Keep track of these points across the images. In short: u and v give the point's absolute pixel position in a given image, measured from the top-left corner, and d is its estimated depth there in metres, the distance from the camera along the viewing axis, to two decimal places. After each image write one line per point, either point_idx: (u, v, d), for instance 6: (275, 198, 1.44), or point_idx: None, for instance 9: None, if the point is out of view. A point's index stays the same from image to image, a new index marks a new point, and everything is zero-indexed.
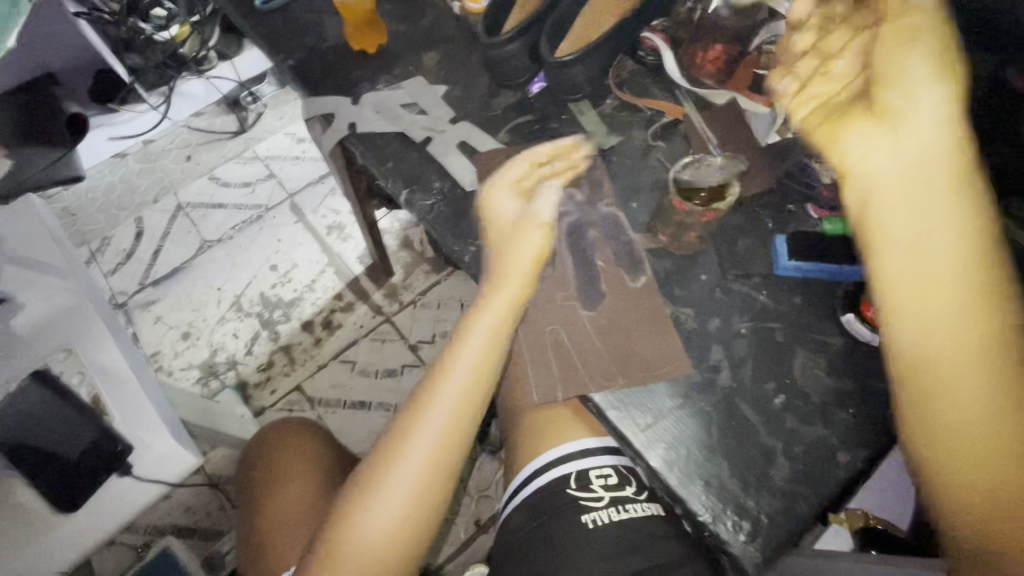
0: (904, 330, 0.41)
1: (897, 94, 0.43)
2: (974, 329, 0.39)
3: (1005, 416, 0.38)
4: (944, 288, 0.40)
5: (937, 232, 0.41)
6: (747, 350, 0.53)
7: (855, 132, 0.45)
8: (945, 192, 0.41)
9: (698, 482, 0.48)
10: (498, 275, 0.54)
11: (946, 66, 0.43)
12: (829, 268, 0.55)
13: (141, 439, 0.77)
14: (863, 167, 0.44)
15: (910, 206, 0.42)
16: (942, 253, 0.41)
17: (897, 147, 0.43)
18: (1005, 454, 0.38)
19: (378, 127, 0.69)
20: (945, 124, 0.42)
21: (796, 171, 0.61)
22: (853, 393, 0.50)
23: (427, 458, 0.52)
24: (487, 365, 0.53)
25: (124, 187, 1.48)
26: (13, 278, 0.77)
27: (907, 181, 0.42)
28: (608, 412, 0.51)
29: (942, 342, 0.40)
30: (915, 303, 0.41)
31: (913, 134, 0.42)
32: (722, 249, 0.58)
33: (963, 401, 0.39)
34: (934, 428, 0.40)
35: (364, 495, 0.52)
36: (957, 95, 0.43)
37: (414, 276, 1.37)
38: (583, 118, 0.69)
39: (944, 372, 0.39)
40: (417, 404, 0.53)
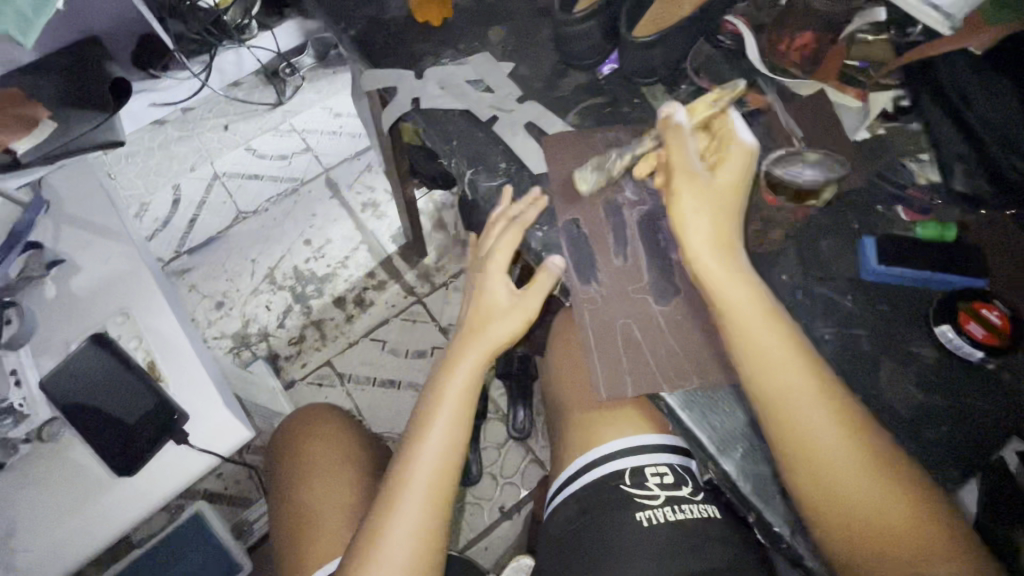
0: (766, 381, 0.46)
1: (693, 188, 0.51)
2: (812, 391, 0.45)
3: (864, 468, 0.43)
4: (771, 357, 0.46)
5: (745, 307, 0.48)
6: (829, 356, 0.51)
7: (695, 210, 0.51)
8: (734, 272, 0.49)
9: (774, 493, 0.46)
10: (472, 336, 0.58)
11: (728, 161, 0.52)
12: (920, 275, 0.52)
13: (204, 412, 0.63)
14: (698, 239, 0.50)
15: (728, 282, 0.49)
16: (756, 323, 0.47)
17: (706, 233, 0.50)
18: (874, 501, 0.43)
19: (442, 103, 0.67)
20: (723, 213, 0.51)
21: (886, 171, 0.58)
22: (943, 409, 0.48)
23: (422, 512, 0.53)
24: (465, 413, 0.56)
25: (163, 154, 1.49)
26: (65, 235, 0.71)
27: (715, 262, 0.49)
28: (681, 413, 0.49)
29: (794, 409, 0.45)
30: (763, 360, 0.47)
31: (709, 224, 0.50)
32: (806, 248, 0.55)
33: (831, 460, 0.44)
34: (820, 491, 0.43)
35: (367, 555, 0.52)
36: (740, 186, 0.52)
37: (448, 258, 1.35)
38: (655, 104, 0.66)
39: (809, 435, 0.44)
40: (404, 459, 0.55)
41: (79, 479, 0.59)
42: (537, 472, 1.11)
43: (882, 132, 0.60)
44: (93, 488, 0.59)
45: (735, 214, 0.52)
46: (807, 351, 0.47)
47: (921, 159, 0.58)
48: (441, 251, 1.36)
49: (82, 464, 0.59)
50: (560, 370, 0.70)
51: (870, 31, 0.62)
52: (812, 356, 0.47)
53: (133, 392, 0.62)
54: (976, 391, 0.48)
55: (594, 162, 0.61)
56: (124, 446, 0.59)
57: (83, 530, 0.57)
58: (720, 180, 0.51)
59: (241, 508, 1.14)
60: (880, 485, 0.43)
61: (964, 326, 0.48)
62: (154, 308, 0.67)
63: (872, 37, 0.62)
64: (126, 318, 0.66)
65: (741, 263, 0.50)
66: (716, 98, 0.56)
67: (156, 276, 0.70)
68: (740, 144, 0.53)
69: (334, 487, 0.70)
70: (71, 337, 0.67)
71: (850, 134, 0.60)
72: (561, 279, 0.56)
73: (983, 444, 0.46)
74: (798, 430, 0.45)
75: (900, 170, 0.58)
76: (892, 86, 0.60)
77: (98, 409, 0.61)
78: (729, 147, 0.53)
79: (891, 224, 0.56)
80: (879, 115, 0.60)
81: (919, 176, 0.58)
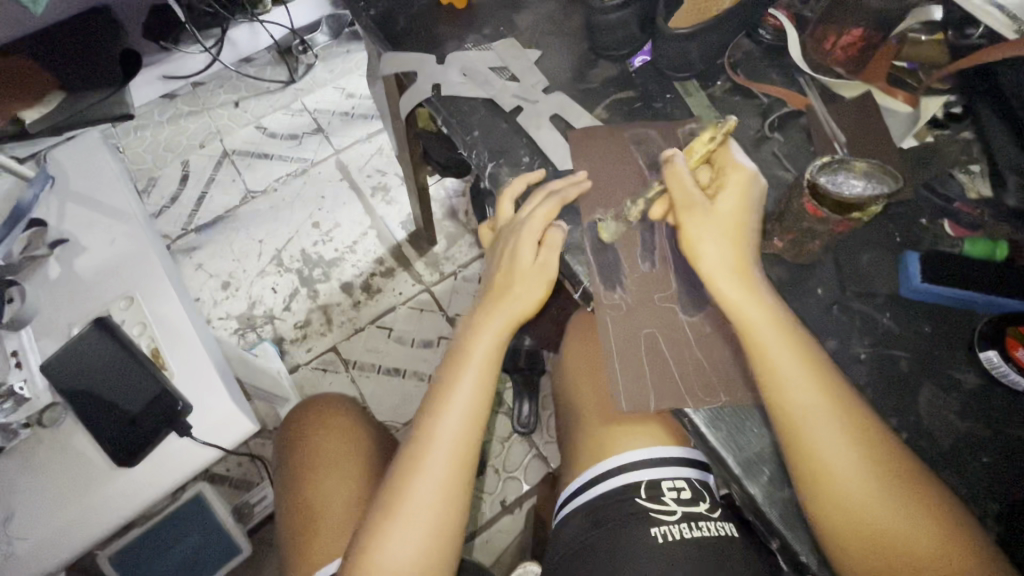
0: (788, 407, 0.44)
1: (698, 220, 0.49)
2: (826, 411, 0.43)
3: (885, 490, 0.41)
4: (786, 383, 0.44)
5: (761, 335, 0.46)
6: (865, 378, 0.48)
7: (707, 233, 0.49)
8: (751, 298, 0.47)
9: (803, 520, 0.44)
10: (496, 303, 0.55)
11: (730, 188, 0.51)
12: (966, 295, 0.49)
13: (206, 404, 0.61)
14: (712, 263, 0.48)
15: (743, 311, 0.47)
16: (771, 352, 0.45)
17: (720, 264, 0.48)
18: (899, 525, 0.41)
19: (464, 90, 0.63)
20: (736, 239, 0.49)
21: (933, 183, 0.55)
22: (986, 439, 0.45)
23: (443, 479, 0.52)
24: (487, 381, 0.55)
25: (172, 129, 1.46)
26: (68, 213, 0.69)
27: (731, 294, 0.47)
28: (705, 430, 0.46)
29: (808, 431, 0.43)
30: (784, 385, 0.45)
31: (718, 255, 0.48)
32: (844, 262, 0.52)
33: (848, 482, 0.42)
34: (837, 517, 0.41)
35: (382, 524, 0.51)
36: (747, 213, 0.50)
37: (457, 247, 1.32)
38: (690, 100, 0.62)
39: (821, 457, 0.42)
40: (425, 425, 0.54)
41: (79, 466, 0.58)
42: (540, 469, 1.09)
43: (931, 139, 0.57)
44: (93, 476, 0.58)
45: (751, 237, 0.50)
46: (821, 370, 0.45)
47: (972, 170, 0.55)
48: (451, 239, 1.33)
49: (81, 451, 0.58)
50: (577, 375, 0.68)
51: (922, 30, 0.59)
52: (828, 374, 0.45)
53: (136, 379, 0.60)
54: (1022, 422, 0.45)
55: (622, 160, 0.58)
56: (124, 437, 0.57)
57: (81, 519, 0.56)
58: (722, 208, 0.50)
59: (242, 490, 1.12)
60: (904, 507, 0.41)
61: (1012, 353, 0.46)
62: (159, 294, 0.65)
63: (924, 37, 0.59)
64: (130, 303, 0.64)
65: (762, 290, 0.48)
66: (713, 132, 0.51)
67: (162, 260, 0.68)
68: (741, 171, 0.51)
69: (340, 475, 0.69)
70: (74, 320, 0.65)
71: (896, 141, 0.57)
72: (583, 283, 0.53)
73: None
74: (813, 456, 0.43)
75: (947, 183, 0.55)
76: (945, 91, 0.56)
77: (100, 395, 0.59)
78: (730, 176, 0.51)
79: (937, 241, 0.53)
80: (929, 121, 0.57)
81: (969, 189, 0.54)
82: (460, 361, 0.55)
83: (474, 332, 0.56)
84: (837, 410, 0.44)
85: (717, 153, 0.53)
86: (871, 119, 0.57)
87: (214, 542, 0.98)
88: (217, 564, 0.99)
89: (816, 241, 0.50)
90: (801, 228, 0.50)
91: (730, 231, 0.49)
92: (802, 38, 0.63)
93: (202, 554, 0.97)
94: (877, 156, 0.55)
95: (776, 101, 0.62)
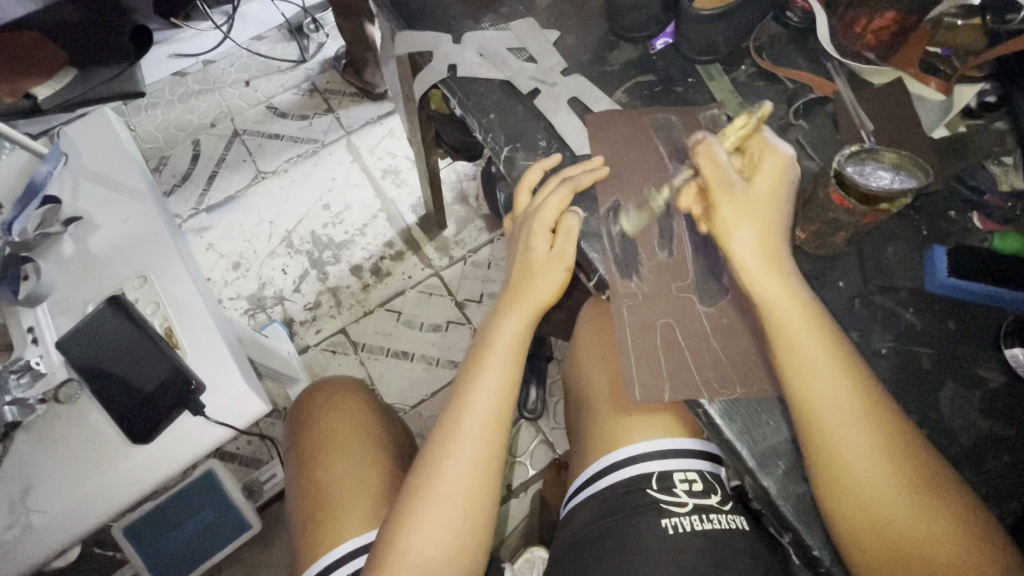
0: (805, 387, 0.43)
1: (733, 203, 0.48)
2: (844, 398, 0.43)
3: (908, 491, 0.40)
4: (808, 368, 0.43)
5: (784, 325, 0.45)
6: (886, 373, 0.47)
7: (740, 217, 0.48)
8: (782, 285, 0.46)
9: (816, 516, 0.43)
10: (520, 292, 0.55)
11: (765, 170, 0.49)
12: (995, 290, 0.48)
13: (219, 383, 0.61)
14: (738, 246, 0.47)
15: (774, 301, 0.46)
16: (791, 344, 0.44)
17: (752, 247, 0.47)
18: (919, 526, 0.40)
19: (481, 72, 0.62)
20: (771, 223, 0.48)
21: (963, 174, 0.53)
22: (1008, 439, 0.44)
23: (472, 467, 0.52)
24: (512, 369, 0.54)
25: (183, 106, 1.46)
26: (83, 192, 0.69)
27: (771, 284, 0.46)
28: (719, 422, 0.46)
29: (827, 425, 0.42)
30: (804, 364, 0.44)
31: (756, 240, 0.47)
32: (866, 254, 0.51)
33: (869, 481, 0.41)
34: (854, 513, 0.40)
35: (412, 511, 0.51)
36: (782, 195, 0.49)
37: (467, 231, 1.31)
38: (712, 85, 0.60)
39: (842, 453, 0.41)
40: (453, 412, 0.54)
41: (95, 442, 0.58)
42: (546, 454, 1.09)
43: (963, 129, 0.55)
44: (108, 452, 0.58)
45: (786, 223, 0.48)
46: (842, 364, 0.44)
47: (1004, 162, 0.53)
48: (461, 223, 1.32)
49: (96, 428, 0.59)
50: (588, 363, 0.67)
51: (959, 14, 0.57)
52: (853, 369, 0.44)
53: (150, 358, 0.60)
54: None
55: (641, 146, 0.57)
56: (139, 415, 0.58)
57: (95, 495, 0.57)
58: (757, 189, 0.48)
59: (251, 468, 1.13)
60: (926, 509, 0.40)
61: None
62: (172, 274, 0.65)
63: (960, 22, 0.57)
64: (144, 282, 0.64)
65: (791, 275, 0.47)
66: (746, 117, 0.50)
67: (174, 238, 0.68)
68: (778, 152, 0.50)
69: (355, 461, 0.69)
70: (88, 298, 0.65)
71: (929, 130, 0.55)
72: (598, 271, 0.52)
73: None
74: (833, 451, 0.42)
75: (978, 174, 0.53)
76: (981, 79, 0.55)
77: (114, 373, 0.60)
78: (766, 157, 0.49)
79: (966, 233, 0.51)
80: (962, 109, 0.56)
81: (1001, 181, 0.53)
82: (485, 350, 0.55)
83: (497, 321, 0.56)
84: (861, 406, 0.42)
85: (751, 137, 0.51)
86: (901, 105, 0.55)
87: (227, 518, 1.00)
88: (232, 537, 1.02)
89: (840, 232, 0.49)
90: (825, 218, 0.48)
91: (762, 216, 0.48)
92: (831, 22, 0.61)
93: (216, 528, 0.99)
94: (907, 143, 0.53)
95: (801, 86, 0.60)
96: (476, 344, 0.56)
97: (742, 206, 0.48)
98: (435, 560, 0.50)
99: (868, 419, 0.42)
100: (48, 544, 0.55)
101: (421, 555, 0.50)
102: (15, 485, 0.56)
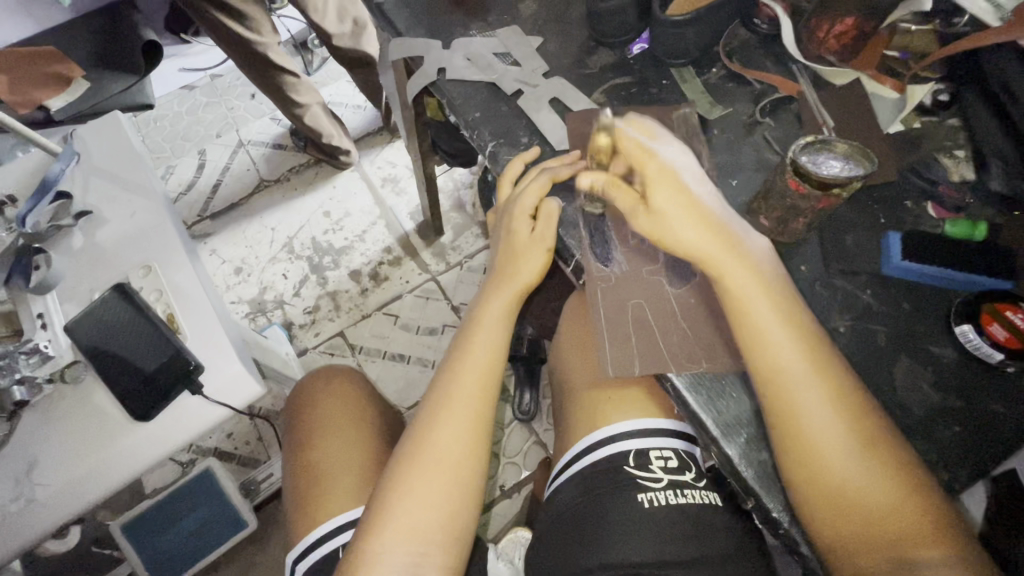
0: (771, 354, 0.45)
1: (674, 237, 0.48)
2: (804, 367, 0.45)
3: (861, 464, 0.42)
4: (767, 334, 0.46)
5: (748, 303, 0.47)
6: (845, 349, 0.50)
7: (684, 238, 0.48)
8: (734, 255, 0.47)
9: (778, 481, 0.46)
10: (506, 273, 0.59)
11: (656, 180, 0.48)
12: (945, 274, 0.51)
13: (219, 365, 0.64)
14: (707, 258, 0.47)
15: (727, 268, 0.47)
16: (755, 312, 0.46)
17: (712, 247, 0.47)
18: (876, 500, 0.42)
19: (468, 74, 0.66)
20: (703, 210, 0.48)
21: (918, 167, 0.57)
22: (960, 410, 0.47)
23: (459, 437, 0.55)
24: (499, 345, 0.58)
25: (190, 118, 1.52)
26: (96, 190, 0.74)
27: (710, 249, 0.47)
28: (686, 393, 0.48)
29: (790, 391, 0.44)
30: (769, 332, 0.46)
31: (689, 243, 0.47)
32: (828, 240, 0.54)
33: (826, 449, 0.43)
34: (806, 474, 0.43)
35: (404, 475, 0.53)
36: (683, 178, 0.49)
37: (464, 237, 1.35)
38: (685, 86, 0.64)
39: (800, 421, 0.44)
40: (443, 388, 0.57)
41: (98, 420, 0.61)
42: (539, 454, 1.11)
43: (918, 125, 0.59)
44: (111, 430, 0.61)
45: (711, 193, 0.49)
46: (807, 342, 0.46)
47: (957, 155, 0.57)
48: (458, 229, 1.36)
49: (100, 408, 0.61)
50: (570, 348, 0.69)
51: (914, 20, 0.60)
52: (815, 346, 0.46)
53: (153, 342, 0.63)
54: (995, 395, 0.47)
55: None
56: (142, 393, 0.61)
57: (97, 469, 0.59)
58: (670, 206, 0.48)
59: (249, 468, 1.14)
60: (876, 482, 0.42)
61: (986, 327, 0.47)
62: (175, 263, 0.69)
63: (916, 27, 0.60)
64: (148, 272, 0.68)
65: (745, 240, 0.49)
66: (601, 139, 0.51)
67: (179, 232, 0.72)
68: (652, 156, 0.49)
69: (348, 444, 0.72)
70: (95, 287, 0.69)
71: (884, 127, 0.59)
72: (575, 256, 0.55)
73: (1003, 448, 0.45)
74: (800, 418, 0.44)
75: (934, 167, 0.56)
76: (933, 79, 0.59)
77: (119, 354, 0.63)
78: (648, 165, 0.49)
79: (919, 221, 0.55)
80: (916, 107, 0.59)
81: (953, 173, 0.56)
82: (475, 327, 0.59)
83: (486, 300, 0.59)
84: (819, 372, 0.45)
85: (620, 145, 0.50)
86: (858, 106, 0.59)
87: (225, 516, 1.02)
88: (227, 538, 1.02)
89: (799, 218, 0.52)
90: (784, 205, 0.52)
91: (684, 226, 0.47)
92: (797, 27, 0.64)
93: (214, 524, 1.02)
94: (862, 139, 0.57)
95: (769, 87, 0.63)
96: (466, 325, 0.60)
97: (681, 229, 0.48)
98: (425, 529, 0.52)
99: (830, 393, 0.44)
100: (52, 516, 0.58)
101: (411, 521, 0.52)
102: (22, 460, 0.59)
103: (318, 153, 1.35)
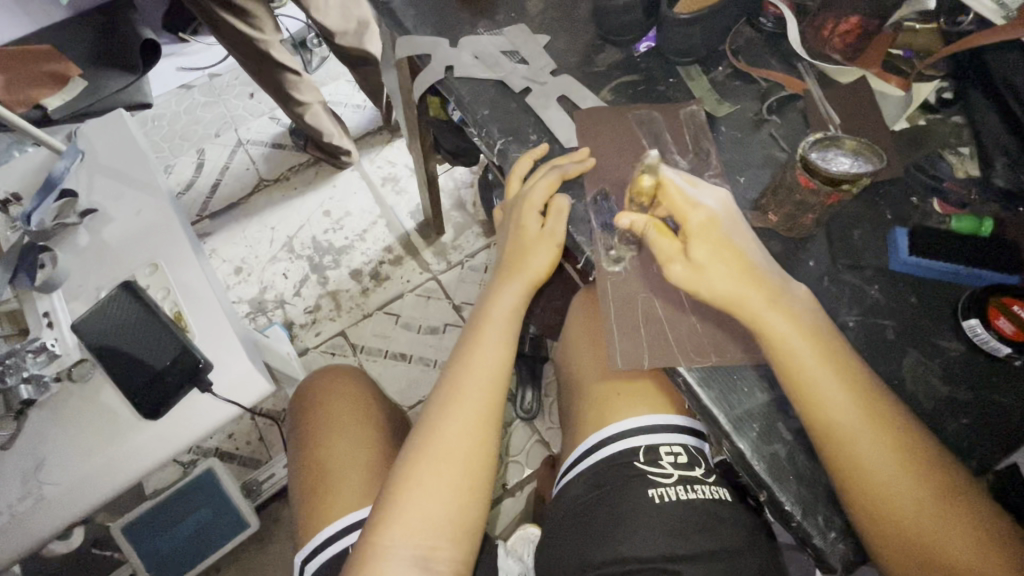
0: (802, 363, 0.45)
1: (708, 279, 0.47)
2: (826, 369, 0.45)
3: (894, 459, 0.43)
4: (787, 340, 0.46)
5: (774, 316, 0.46)
6: (853, 344, 0.50)
7: (720, 281, 0.47)
8: (767, 281, 0.48)
9: (790, 474, 0.46)
10: (516, 268, 0.59)
11: (696, 230, 0.49)
12: (951, 269, 0.52)
13: (227, 363, 0.64)
14: (743, 302, 0.47)
15: (764, 284, 0.47)
16: (774, 320, 0.46)
17: (755, 295, 0.47)
18: (902, 492, 0.42)
19: (475, 72, 0.66)
20: (746, 263, 0.48)
21: (923, 163, 0.58)
22: (969, 403, 0.47)
23: (470, 431, 0.55)
24: (508, 339, 0.59)
25: (188, 118, 1.51)
26: (100, 188, 0.73)
27: (744, 293, 0.47)
28: (697, 388, 0.49)
29: (817, 394, 0.45)
30: (798, 342, 0.46)
31: (723, 292, 0.47)
32: (836, 237, 0.55)
33: (861, 448, 0.43)
34: (849, 474, 0.43)
35: (413, 470, 0.53)
36: (727, 231, 0.49)
37: (465, 236, 1.35)
38: (691, 84, 0.65)
39: (833, 422, 0.44)
40: (453, 383, 0.57)
41: (105, 419, 0.61)
42: (541, 453, 1.12)
43: (922, 122, 0.59)
44: (119, 429, 0.61)
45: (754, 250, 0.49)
46: (821, 342, 0.46)
47: (961, 152, 0.58)
48: (459, 229, 1.36)
49: (108, 406, 0.61)
50: (577, 344, 0.69)
51: (918, 20, 0.62)
52: (831, 347, 0.46)
53: (160, 339, 0.63)
54: (1001, 388, 0.47)
55: (624, 138, 0.61)
56: (150, 391, 0.60)
57: (106, 468, 0.59)
58: (705, 253, 0.48)
59: (251, 468, 1.14)
60: (912, 477, 0.42)
61: (993, 321, 0.48)
62: (182, 261, 0.69)
63: (920, 25, 0.62)
64: (155, 270, 0.68)
65: (778, 276, 0.49)
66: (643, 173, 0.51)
67: (185, 230, 0.72)
68: (702, 207, 0.50)
69: (354, 442, 0.72)
70: (101, 285, 0.69)
71: (890, 124, 0.59)
72: (585, 254, 0.56)
73: (1010, 440, 0.46)
74: (823, 417, 0.44)
75: (938, 164, 0.57)
76: (937, 77, 0.59)
77: (124, 352, 0.62)
78: (690, 216, 0.49)
79: (925, 217, 0.55)
80: (921, 104, 0.60)
81: (958, 169, 0.57)
82: (484, 322, 0.59)
83: (495, 295, 0.60)
84: (840, 374, 0.45)
85: (665, 194, 0.51)
86: (862, 104, 0.60)
87: (227, 517, 1.01)
88: (229, 539, 1.02)
89: (808, 214, 0.53)
90: (793, 201, 0.52)
91: (723, 270, 0.47)
92: (802, 26, 0.65)
93: (216, 525, 1.01)
94: (868, 137, 0.58)
95: (774, 85, 0.64)
96: (475, 320, 0.60)
97: (717, 272, 0.47)
98: (435, 523, 0.52)
99: (853, 393, 0.44)
100: (61, 514, 0.58)
101: (421, 515, 0.52)
102: (29, 459, 0.59)
103: (318, 152, 1.35)
